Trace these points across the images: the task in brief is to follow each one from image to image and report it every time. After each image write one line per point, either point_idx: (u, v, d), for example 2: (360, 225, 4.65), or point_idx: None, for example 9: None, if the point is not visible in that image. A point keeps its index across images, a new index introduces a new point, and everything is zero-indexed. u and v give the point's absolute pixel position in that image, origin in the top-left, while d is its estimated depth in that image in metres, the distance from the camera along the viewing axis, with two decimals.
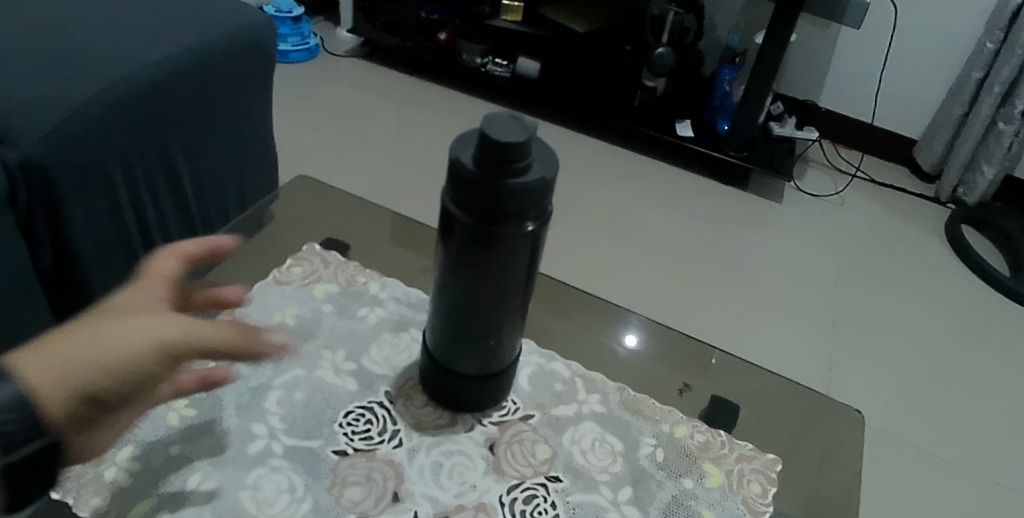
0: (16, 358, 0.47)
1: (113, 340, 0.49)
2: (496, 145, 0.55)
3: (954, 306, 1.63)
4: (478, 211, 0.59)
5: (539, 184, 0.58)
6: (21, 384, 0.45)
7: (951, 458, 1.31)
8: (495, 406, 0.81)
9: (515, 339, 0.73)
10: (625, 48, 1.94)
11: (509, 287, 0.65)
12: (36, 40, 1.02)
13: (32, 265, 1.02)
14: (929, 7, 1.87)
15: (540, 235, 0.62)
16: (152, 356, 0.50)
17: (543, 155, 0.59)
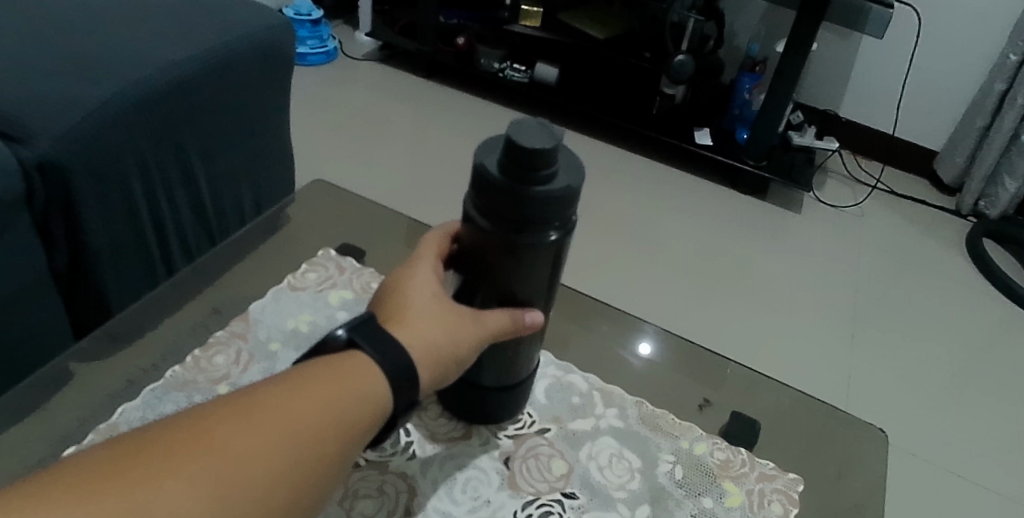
0: (351, 371, 0.53)
1: (424, 354, 0.56)
2: (520, 154, 0.54)
3: (976, 322, 1.60)
4: (500, 221, 0.58)
5: (564, 193, 0.56)
6: (342, 396, 0.51)
7: (973, 478, 1.28)
8: (507, 417, 0.80)
9: (530, 349, 0.72)
10: (644, 56, 1.95)
11: (528, 297, 0.64)
12: (55, 40, 1.02)
13: (48, 264, 1.02)
14: (953, 17, 1.84)
15: (563, 244, 0.61)
16: (447, 362, 0.58)
17: (568, 162, 0.58)
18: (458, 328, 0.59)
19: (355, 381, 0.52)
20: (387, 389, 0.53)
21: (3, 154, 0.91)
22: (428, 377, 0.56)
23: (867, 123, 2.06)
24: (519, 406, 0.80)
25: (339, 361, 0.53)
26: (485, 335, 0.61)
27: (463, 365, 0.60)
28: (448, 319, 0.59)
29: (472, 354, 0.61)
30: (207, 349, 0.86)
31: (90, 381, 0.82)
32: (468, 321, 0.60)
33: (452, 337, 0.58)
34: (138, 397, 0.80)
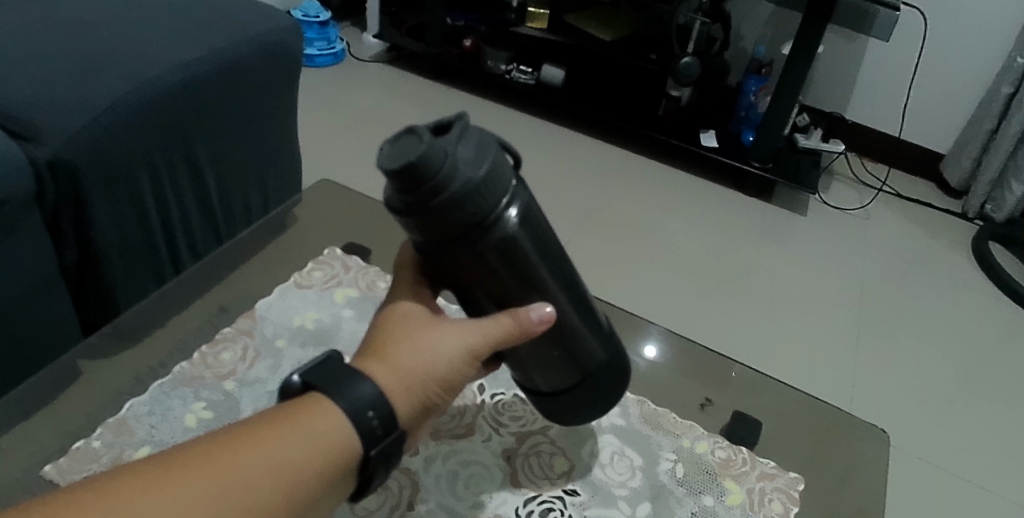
0: (317, 410, 0.52)
1: (398, 388, 0.55)
2: (414, 172, 0.47)
3: (982, 325, 1.60)
4: (445, 238, 0.52)
5: (486, 164, 0.50)
6: (309, 432, 0.51)
7: (977, 480, 1.28)
8: (594, 423, 0.70)
9: (588, 339, 0.64)
10: (650, 57, 1.96)
11: (543, 289, 0.58)
12: (65, 41, 1.04)
13: (57, 262, 1.04)
14: (960, 20, 1.84)
15: (518, 228, 0.54)
16: (430, 389, 0.56)
17: (466, 145, 0.50)
18: (432, 348, 0.56)
19: (314, 421, 0.52)
20: (348, 425, 0.52)
21: (14, 154, 0.92)
22: (402, 404, 0.54)
23: (874, 126, 2.06)
24: (608, 410, 0.69)
25: (298, 403, 0.53)
26: (475, 347, 0.57)
27: (459, 380, 0.58)
28: (425, 343, 0.56)
29: (467, 366, 0.57)
30: (213, 345, 0.87)
31: (98, 378, 0.83)
32: (448, 336, 0.57)
33: (425, 358, 0.55)
34: (146, 392, 0.81)
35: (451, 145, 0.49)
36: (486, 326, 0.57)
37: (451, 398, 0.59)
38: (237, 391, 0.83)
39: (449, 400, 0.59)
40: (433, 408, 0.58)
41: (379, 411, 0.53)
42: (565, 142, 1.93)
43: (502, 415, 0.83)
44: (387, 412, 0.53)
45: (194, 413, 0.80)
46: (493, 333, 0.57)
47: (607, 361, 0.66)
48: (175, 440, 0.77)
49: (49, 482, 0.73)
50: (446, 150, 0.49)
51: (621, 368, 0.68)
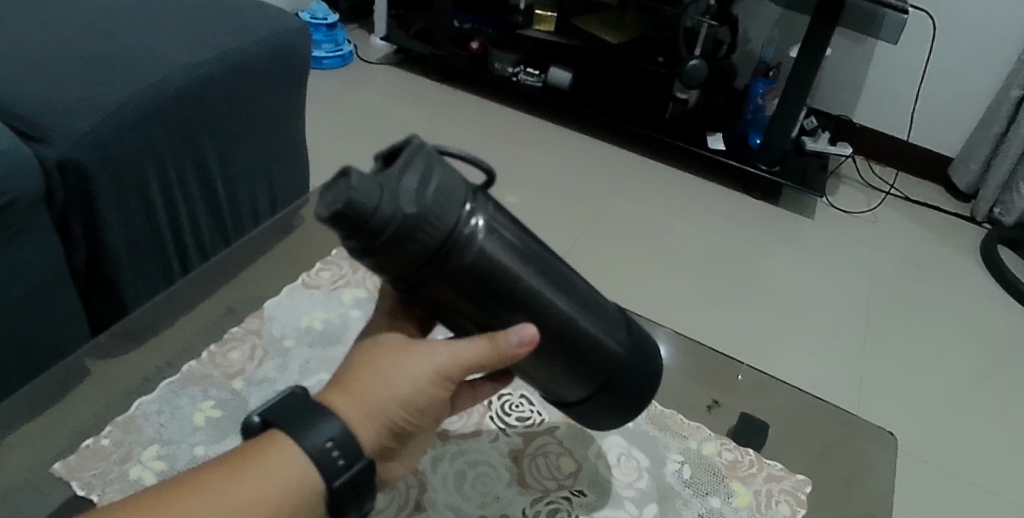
0: (274, 449, 0.52)
1: (360, 415, 0.54)
2: (355, 218, 0.47)
3: (991, 330, 1.59)
4: (410, 271, 0.52)
5: (431, 187, 0.50)
6: (265, 471, 0.50)
7: (985, 485, 1.27)
8: (621, 423, 0.68)
9: (600, 335, 0.62)
10: (658, 60, 1.97)
11: (540, 301, 0.57)
12: (76, 42, 1.05)
13: (66, 264, 1.05)
14: (968, 23, 1.83)
15: (476, 242, 0.53)
16: (397, 412, 0.55)
17: (399, 174, 0.49)
18: (392, 375, 0.54)
19: (266, 466, 0.51)
20: (305, 460, 0.51)
21: (24, 154, 0.92)
22: (364, 433, 0.54)
23: (881, 129, 2.06)
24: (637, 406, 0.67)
25: (255, 443, 0.52)
26: (441, 371, 0.55)
27: (429, 403, 0.56)
28: (386, 368, 0.55)
29: (436, 389, 0.56)
30: (222, 345, 0.87)
31: (107, 377, 0.83)
32: (411, 361, 0.55)
33: (385, 386, 0.54)
34: (155, 391, 0.82)
35: (389, 181, 0.48)
36: (449, 348, 0.55)
37: (427, 418, 0.57)
38: (245, 389, 0.83)
39: (424, 419, 0.58)
40: (407, 430, 0.57)
41: (338, 441, 0.52)
42: (572, 144, 1.93)
43: (509, 415, 0.83)
44: (347, 442, 0.52)
45: (203, 412, 0.81)
46: (457, 354, 0.54)
47: (625, 354, 0.63)
48: (184, 439, 0.78)
49: (58, 480, 0.74)
50: (381, 187, 0.48)
51: (642, 358, 0.65)
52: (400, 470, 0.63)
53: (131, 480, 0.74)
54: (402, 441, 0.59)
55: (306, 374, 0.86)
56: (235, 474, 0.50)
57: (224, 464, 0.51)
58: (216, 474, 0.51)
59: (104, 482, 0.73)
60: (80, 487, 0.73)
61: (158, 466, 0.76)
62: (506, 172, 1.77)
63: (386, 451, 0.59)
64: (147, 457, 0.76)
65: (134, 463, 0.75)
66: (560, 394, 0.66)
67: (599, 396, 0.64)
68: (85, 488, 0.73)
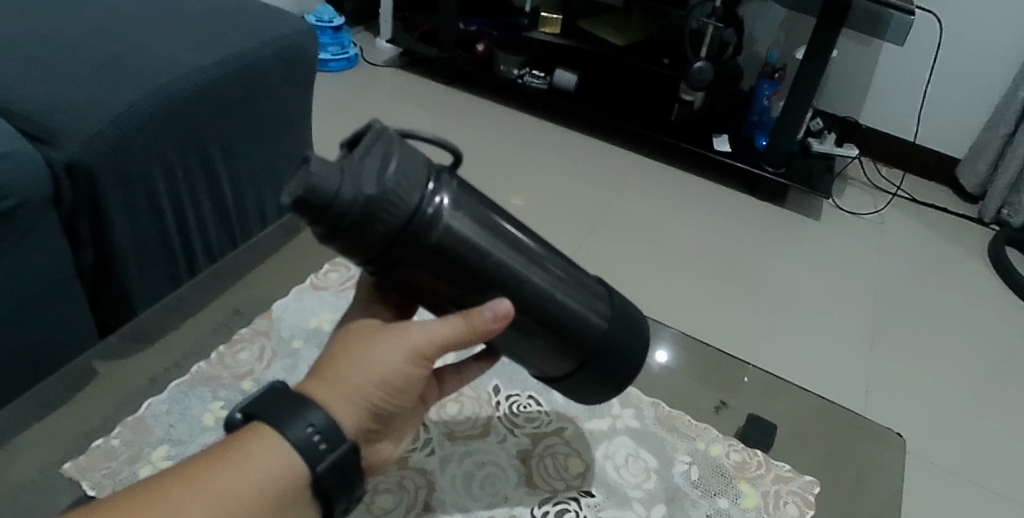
0: (258, 442, 0.51)
1: (340, 399, 0.54)
2: (315, 203, 0.49)
3: (999, 332, 1.58)
4: (380, 253, 0.53)
5: (389, 169, 0.51)
6: (249, 465, 0.50)
7: (994, 488, 1.26)
8: (609, 397, 0.67)
9: (578, 307, 0.61)
10: (662, 62, 1.94)
11: (512, 274, 0.57)
12: (85, 44, 1.05)
13: (74, 264, 1.05)
14: (975, 24, 1.83)
15: (442, 223, 0.54)
16: (376, 394, 0.55)
17: (358, 161, 0.51)
18: (368, 359, 0.54)
19: (249, 460, 0.51)
20: (291, 450, 0.52)
21: (34, 156, 0.93)
22: (345, 416, 0.54)
23: (888, 130, 2.05)
24: (626, 380, 0.65)
25: (232, 438, 0.52)
26: (416, 350, 0.55)
27: (408, 383, 0.56)
28: (363, 351, 0.55)
29: (414, 369, 0.56)
30: (231, 346, 0.88)
31: (116, 379, 0.83)
32: (386, 343, 0.55)
33: (362, 370, 0.54)
34: (165, 391, 0.82)
35: (348, 167, 0.50)
36: (423, 327, 0.55)
37: (408, 398, 0.57)
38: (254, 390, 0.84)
39: (406, 400, 0.58)
40: (388, 411, 0.57)
41: (320, 427, 0.52)
42: (577, 146, 1.93)
43: (517, 416, 0.84)
44: (329, 427, 0.53)
45: (212, 412, 0.81)
46: (431, 332, 0.54)
47: (607, 322, 0.62)
48: (193, 440, 0.78)
49: (69, 480, 0.74)
50: (340, 173, 0.49)
51: (626, 327, 0.64)
52: (390, 450, 0.64)
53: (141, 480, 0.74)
54: (386, 424, 0.59)
55: None
56: (217, 470, 0.50)
57: (203, 461, 0.51)
58: (195, 472, 0.50)
59: (113, 482, 0.74)
60: (91, 488, 0.73)
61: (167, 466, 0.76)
62: (512, 174, 1.78)
63: (370, 435, 0.59)
64: (157, 457, 0.76)
65: (144, 464, 0.76)
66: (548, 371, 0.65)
67: (586, 370, 0.64)
68: (95, 489, 0.73)
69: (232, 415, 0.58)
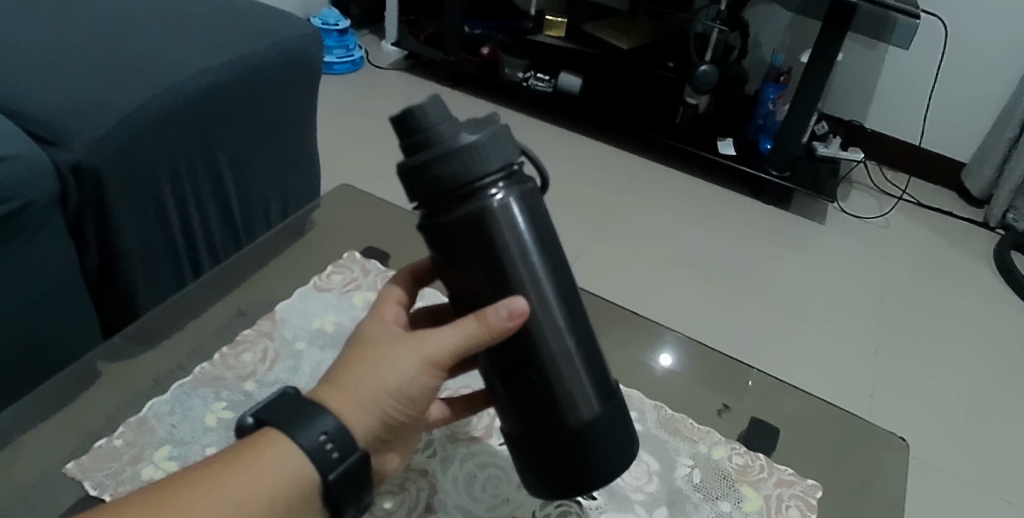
0: (268, 443, 0.52)
1: (351, 403, 0.53)
2: (412, 121, 0.52)
3: (1005, 337, 1.58)
4: (433, 211, 0.54)
5: (483, 136, 0.52)
6: (255, 464, 0.51)
7: (1000, 493, 1.26)
8: (562, 496, 0.60)
9: (581, 369, 0.57)
10: (668, 65, 1.94)
11: (535, 289, 0.55)
12: (90, 47, 1.06)
13: (79, 266, 1.06)
14: (981, 28, 1.82)
15: (491, 213, 0.53)
16: (389, 400, 0.54)
17: (462, 124, 0.53)
18: (382, 363, 0.54)
19: (257, 460, 0.51)
20: (300, 455, 0.52)
21: (39, 158, 0.94)
22: (355, 421, 0.53)
23: (893, 134, 2.05)
24: (591, 481, 0.58)
25: (245, 442, 0.52)
26: (431, 358, 0.54)
27: (420, 394, 0.55)
28: (380, 354, 0.54)
29: (427, 378, 0.55)
30: (235, 346, 0.88)
31: (118, 378, 0.84)
32: (403, 349, 0.54)
33: (376, 375, 0.53)
34: (168, 392, 0.83)
35: (456, 119, 0.53)
36: (442, 332, 0.54)
37: (419, 411, 0.56)
38: (255, 391, 0.84)
39: (417, 413, 0.57)
40: (399, 421, 0.56)
41: (333, 434, 0.52)
42: (581, 149, 1.93)
43: None
44: (342, 435, 0.52)
45: (214, 413, 0.81)
46: (449, 338, 0.54)
47: (595, 415, 0.58)
48: (195, 440, 0.78)
49: (71, 480, 0.74)
50: (441, 120, 0.52)
51: (616, 430, 0.59)
52: (398, 463, 0.63)
53: (142, 479, 0.74)
54: (397, 435, 0.58)
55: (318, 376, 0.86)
56: (228, 475, 0.50)
57: (213, 463, 0.52)
58: (208, 476, 0.50)
59: (115, 482, 0.74)
60: (93, 488, 0.73)
61: (170, 467, 0.76)
62: None
63: (380, 445, 0.58)
64: (159, 457, 0.76)
65: (146, 464, 0.76)
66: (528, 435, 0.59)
67: (552, 449, 0.58)
68: (98, 489, 0.73)
69: (244, 420, 0.58)
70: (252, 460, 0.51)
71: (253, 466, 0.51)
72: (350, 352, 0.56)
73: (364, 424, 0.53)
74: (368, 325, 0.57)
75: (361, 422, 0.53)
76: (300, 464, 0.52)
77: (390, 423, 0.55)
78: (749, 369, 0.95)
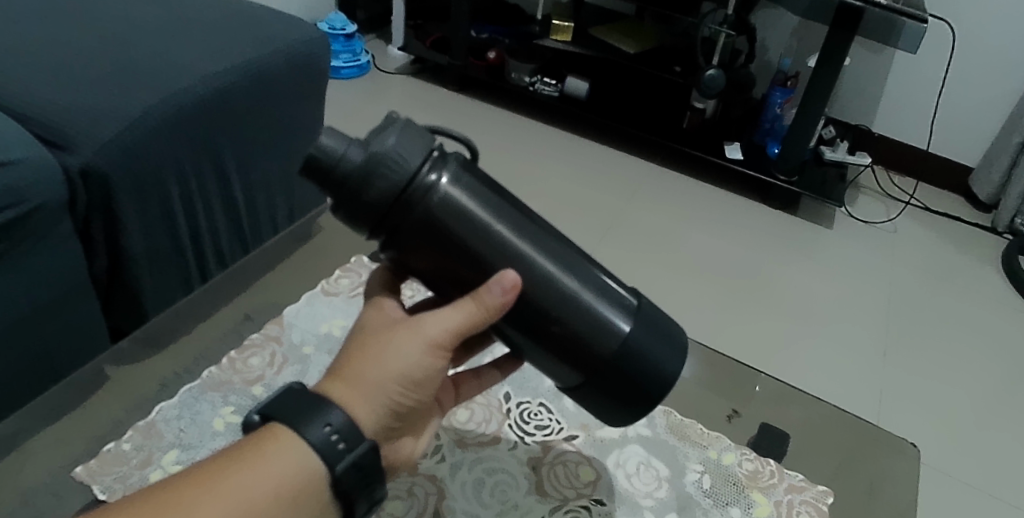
0: (276, 437, 0.52)
1: (357, 393, 0.53)
2: (320, 164, 0.52)
3: (1015, 342, 1.57)
4: (382, 227, 0.54)
5: (390, 139, 0.52)
6: (264, 461, 0.50)
7: (1010, 499, 1.24)
8: (638, 417, 0.61)
9: (592, 297, 0.57)
10: (674, 69, 1.92)
11: (525, 264, 0.56)
12: (99, 52, 1.06)
13: (87, 269, 1.06)
14: (989, 33, 1.82)
15: (436, 204, 0.53)
16: (394, 387, 0.54)
17: (366, 139, 0.53)
18: (383, 352, 0.54)
19: (265, 457, 0.51)
20: (309, 450, 0.51)
21: (47, 162, 0.94)
22: (362, 412, 0.53)
23: (901, 139, 2.04)
24: (656, 390, 0.59)
25: (252, 438, 0.52)
26: (431, 341, 0.54)
27: (428, 377, 0.55)
28: (379, 343, 0.54)
29: (432, 361, 0.54)
30: (242, 350, 0.88)
31: (126, 382, 0.84)
32: (400, 336, 0.54)
33: (379, 364, 0.53)
34: (175, 396, 0.83)
35: (359, 138, 0.53)
36: (438, 314, 0.54)
37: (429, 393, 0.56)
38: (262, 396, 0.84)
39: (427, 394, 0.56)
40: (408, 407, 0.56)
41: (338, 426, 0.52)
42: (588, 153, 1.93)
43: (528, 423, 0.83)
44: (348, 427, 0.52)
45: (222, 417, 0.81)
46: (446, 319, 0.53)
47: (627, 329, 0.58)
48: (204, 445, 0.78)
49: (80, 484, 0.74)
50: (347, 145, 0.52)
51: (654, 331, 0.59)
52: (412, 447, 0.63)
53: (151, 483, 0.74)
54: (407, 422, 0.58)
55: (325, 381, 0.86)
56: (234, 472, 0.50)
57: (220, 460, 0.51)
58: (215, 473, 0.50)
59: (124, 487, 0.74)
60: (101, 492, 0.74)
61: (177, 470, 0.76)
62: (523, 181, 1.78)
63: (390, 434, 0.58)
64: (167, 461, 0.76)
65: (154, 468, 0.76)
66: (573, 377, 0.59)
67: (602, 379, 0.58)
68: (106, 493, 0.73)
69: (251, 417, 0.57)
70: (261, 457, 0.51)
71: (261, 464, 0.50)
72: (351, 344, 0.56)
73: (370, 413, 0.53)
74: (363, 317, 0.57)
75: (368, 412, 0.53)
76: (308, 459, 0.51)
77: (397, 409, 0.55)
78: (758, 373, 0.93)
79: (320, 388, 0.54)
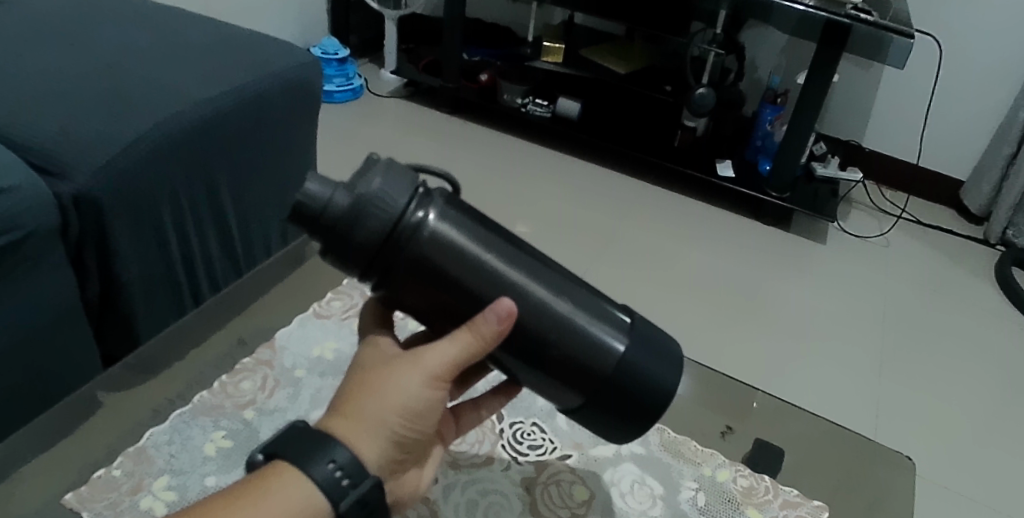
0: (280, 470, 0.52)
1: (363, 427, 0.53)
2: (306, 211, 0.52)
3: (1008, 355, 1.57)
4: (374, 267, 0.53)
5: (375, 180, 0.52)
6: (267, 491, 0.51)
7: (1007, 511, 1.24)
8: (639, 431, 0.61)
9: (585, 319, 0.57)
10: (665, 89, 1.95)
11: (514, 291, 0.55)
12: (92, 79, 1.06)
13: (80, 294, 1.06)
14: (974, 47, 1.84)
15: (427, 240, 0.53)
16: (397, 419, 0.53)
17: (352, 181, 0.53)
18: (385, 386, 0.53)
19: (268, 490, 0.51)
20: (313, 487, 0.51)
21: (41, 189, 0.94)
22: (365, 447, 0.53)
23: (890, 154, 2.06)
24: (655, 408, 0.60)
25: (255, 478, 0.52)
26: (431, 372, 0.53)
27: (429, 408, 0.54)
28: (382, 378, 0.54)
29: (433, 392, 0.54)
30: (234, 375, 0.88)
31: (119, 408, 0.84)
32: (401, 370, 0.53)
33: (382, 399, 0.53)
34: (167, 421, 0.82)
35: (344, 181, 0.53)
36: (441, 344, 0.53)
37: (431, 424, 0.56)
38: (255, 419, 0.83)
39: (430, 425, 0.56)
40: (412, 439, 0.55)
41: (343, 464, 0.52)
42: (579, 173, 1.94)
43: (521, 443, 0.83)
44: (352, 463, 0.52)
45: (213, 442, 0.81)
46: (450, 349, 0.53)
47: (622, 347, 0.57)
48: (194, 470, 0.78)
49: (70, 510, 0.73)
50: (334, 190, 0.52)
51: (650, 345, 0.59)
52: (418, 480, 0.62)
53: (142, 510, 0.73)
54: (413, 453, 0.58)
55: (318, 403, 0.86)
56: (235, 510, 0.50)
57: (223, 497, 0.52)
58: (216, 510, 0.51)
59: (114, 513, 0.73)
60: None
61: (167, 496, 0.75)
62: (515, 201, 1.79)
63: (396, 467, 0.57)
64: (157, 487, 0.76)
65: (145, 494, 0.75)
66: (569, 397, 0.60)
67: (600, 398, 0.59)
68: None
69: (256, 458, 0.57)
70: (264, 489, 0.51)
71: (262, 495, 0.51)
72: (353, 380, 0.55)
73: (375, 442, 0.53)
74: (365, 355, 0.57)
75: (372, 443, 0.53)
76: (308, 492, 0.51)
77: (402, 442, 0.55)
78: (754, 390, 0.93)
79: (324, 427, 0.54)
